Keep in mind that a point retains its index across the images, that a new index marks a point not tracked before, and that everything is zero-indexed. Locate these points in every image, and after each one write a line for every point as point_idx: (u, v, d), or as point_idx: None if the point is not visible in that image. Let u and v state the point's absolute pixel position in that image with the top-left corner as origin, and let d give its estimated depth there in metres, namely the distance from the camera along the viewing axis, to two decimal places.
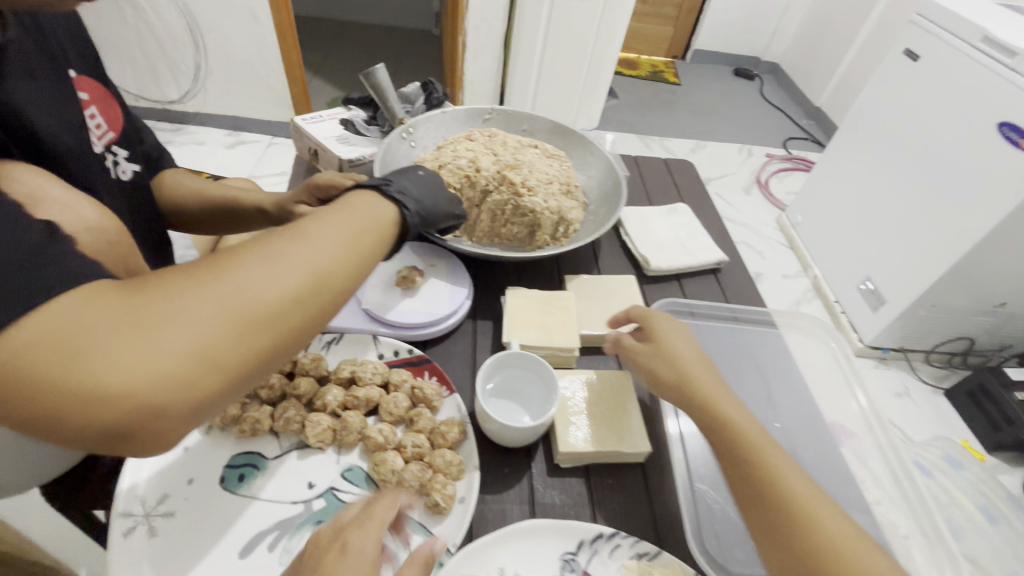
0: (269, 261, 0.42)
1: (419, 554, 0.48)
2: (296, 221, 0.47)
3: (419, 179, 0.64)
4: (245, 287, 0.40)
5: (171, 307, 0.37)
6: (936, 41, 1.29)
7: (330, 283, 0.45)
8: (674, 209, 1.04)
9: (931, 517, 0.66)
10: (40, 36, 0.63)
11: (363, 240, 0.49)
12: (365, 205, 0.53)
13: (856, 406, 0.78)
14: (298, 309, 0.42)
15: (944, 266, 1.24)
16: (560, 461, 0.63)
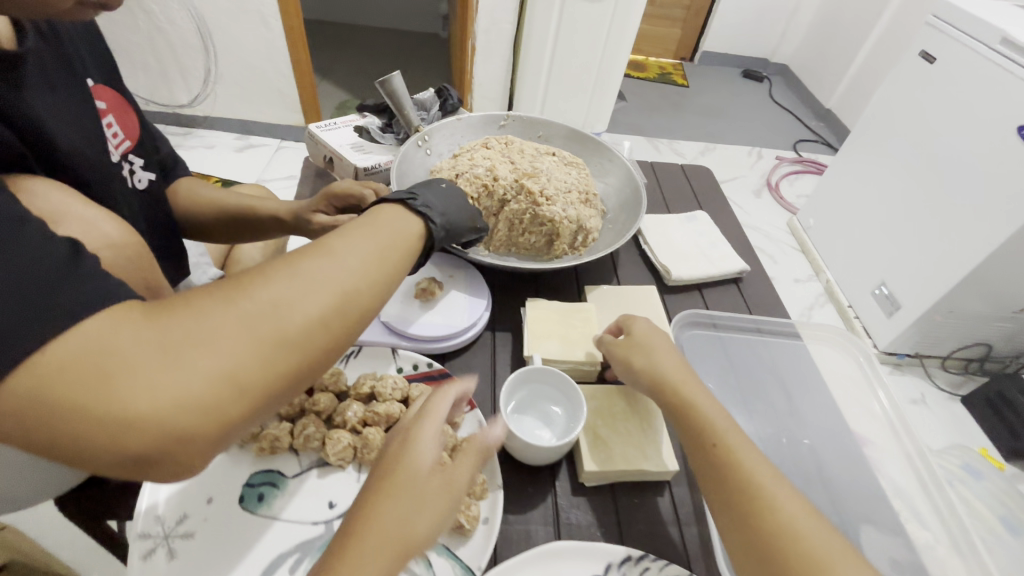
0: (297, 279, 0.41)
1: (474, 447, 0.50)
2: (323, 239, 0.46)
3: (445, 191, 0.64)
4: (274, 306, 0.39)
5: (198, 330, 0.36)
6: (953, 43, 1.26)
7: (358, 302, 0.43)
8: (693, 217, 1.03)
9: (962, 526, 0.65)
10: (58, 45, 0.63)
11: (390, 256, 0.48)
12: (392, 218, 0.52)
13: (878, 406, 0.78)
14: (325, 330, 0.41)
15: (961, 272, 1.21)
16: (584, 479, 0.62)
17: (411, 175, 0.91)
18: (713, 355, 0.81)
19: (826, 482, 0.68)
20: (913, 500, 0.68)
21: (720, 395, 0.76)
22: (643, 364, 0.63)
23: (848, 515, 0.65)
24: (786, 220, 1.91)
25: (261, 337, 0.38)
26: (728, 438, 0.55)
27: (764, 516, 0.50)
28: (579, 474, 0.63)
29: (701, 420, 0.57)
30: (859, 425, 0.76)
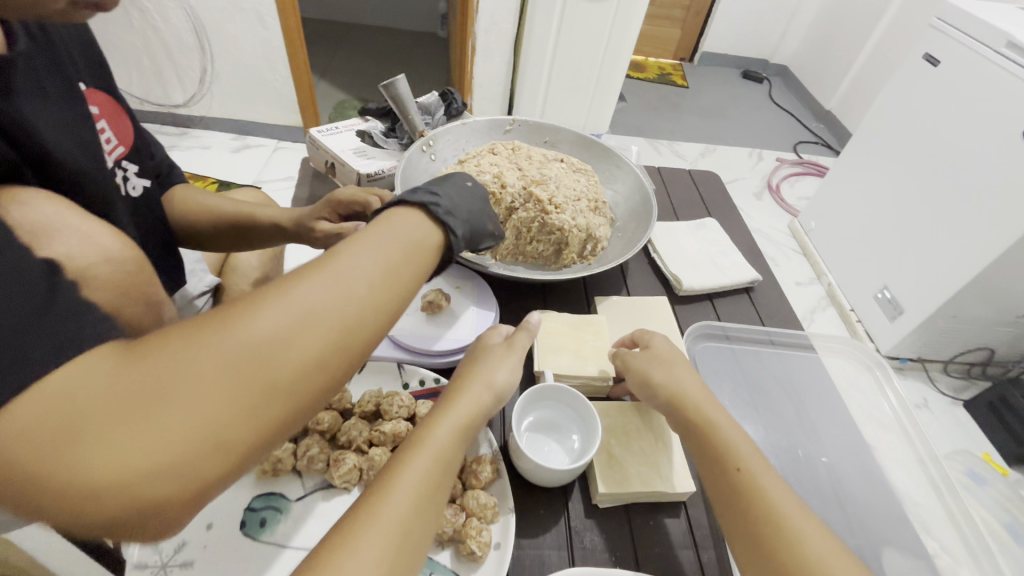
0: (290, 317, 0.37)
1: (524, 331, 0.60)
2: (326, 258, 0.41)
3: (470, 187, 0.56)
4: (263, 352, 0.35)
5: (169, 384, 0.32)
6: (958, 47, 1.25)
7: (353, 337, 0.39)
8: (702, 224, 1.01)
9: (977, 532, 0.67)
10: (49, 49, 0.60)
11: (400, 279, 0.43)
12: (405, 225, 0.46)
13: (888, 407, 0.81)
14: (320, 373, 0.37)
15: (966, 277, 1.19)
16: (599, 501, 0.60)
17: (414, 182, 0.89)
18: (726, 368, 0.80)
19: (845, 501, 0.68)
20: (926, 507, 0.70)
21: (733, 410, 0.75)
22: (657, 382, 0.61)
23: (870, 537, 0.64)
24: (788, 222, 1.89)
25: (243, 387, 0.34)
26: (748, 463, 0.53)
27: (786, 549, 0.48)
28: (592, 495, 0.61)
29: (720, 443, 0.55)
30: (880, 442, 0.76)
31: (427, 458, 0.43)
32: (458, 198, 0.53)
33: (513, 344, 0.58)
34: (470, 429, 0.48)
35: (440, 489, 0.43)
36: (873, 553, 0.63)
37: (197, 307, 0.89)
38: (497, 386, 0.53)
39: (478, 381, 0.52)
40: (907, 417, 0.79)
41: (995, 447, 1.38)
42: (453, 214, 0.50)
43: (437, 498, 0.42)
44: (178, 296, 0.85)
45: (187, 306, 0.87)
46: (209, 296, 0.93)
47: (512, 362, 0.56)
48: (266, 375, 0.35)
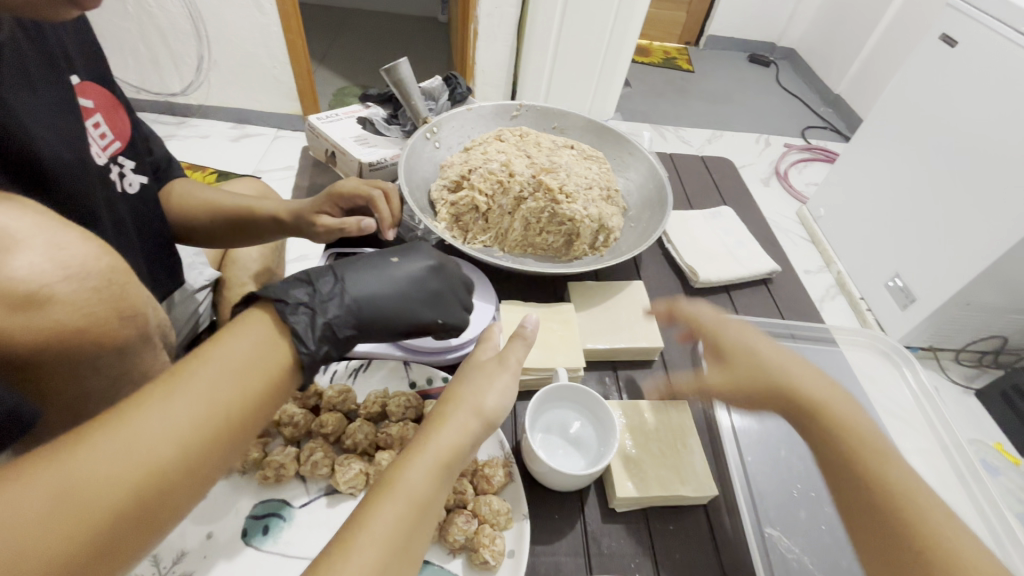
0: (112, 466, 0.32)
1: (512, 354, 0.52)
2: (171, 381, 0.36)
3: (368, 273, 0.52)
4: (69, 515, 0.30)
5: (43, 507, 0.29)
6: (978, 27, 1.19)
7: (249, 415, 0.39)
8: (717, 213, 0.97)
9: (1004, 520, 0.64)
10: (40, 39, 0.56)
11: (255, 407, 0.39)
12: (270, 322, 0.42)
13: (908, 391, 0.79)
14: (139, 527, 0.33)
15: (984, 267, 1.16)
16: (614, 505, 0.57)
17: (419, 171, 0.85)
18: None
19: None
20: (950, 499, 0.67)
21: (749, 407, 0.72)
22: (743, 365, 0.60)
23: None
24: (797, 210, 1.86)
25: (130, 490, 0.32)
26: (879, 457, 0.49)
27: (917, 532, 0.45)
28: (609, 499, 0.58)
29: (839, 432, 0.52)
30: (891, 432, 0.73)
31: (398, 505, 0.39)
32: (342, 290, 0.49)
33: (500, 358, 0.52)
34: (451, 466, 0.44)
35: (418, 525, 0.40)
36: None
37: (197, 301, 0.88)
38: (479, 407, 0.47)
39: (456, 409, 0.47)
40: (923, 409, 0.76)
41: (1008, 437, 1.35)
42: (314, 309, 0.45)
43: (417, 535, 0.40)
44: (179, 291, 0.83)
45: (188, 300, 0.86)
46: (209, 290, 0.92)
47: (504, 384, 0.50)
48: (146, 482, 0.33)
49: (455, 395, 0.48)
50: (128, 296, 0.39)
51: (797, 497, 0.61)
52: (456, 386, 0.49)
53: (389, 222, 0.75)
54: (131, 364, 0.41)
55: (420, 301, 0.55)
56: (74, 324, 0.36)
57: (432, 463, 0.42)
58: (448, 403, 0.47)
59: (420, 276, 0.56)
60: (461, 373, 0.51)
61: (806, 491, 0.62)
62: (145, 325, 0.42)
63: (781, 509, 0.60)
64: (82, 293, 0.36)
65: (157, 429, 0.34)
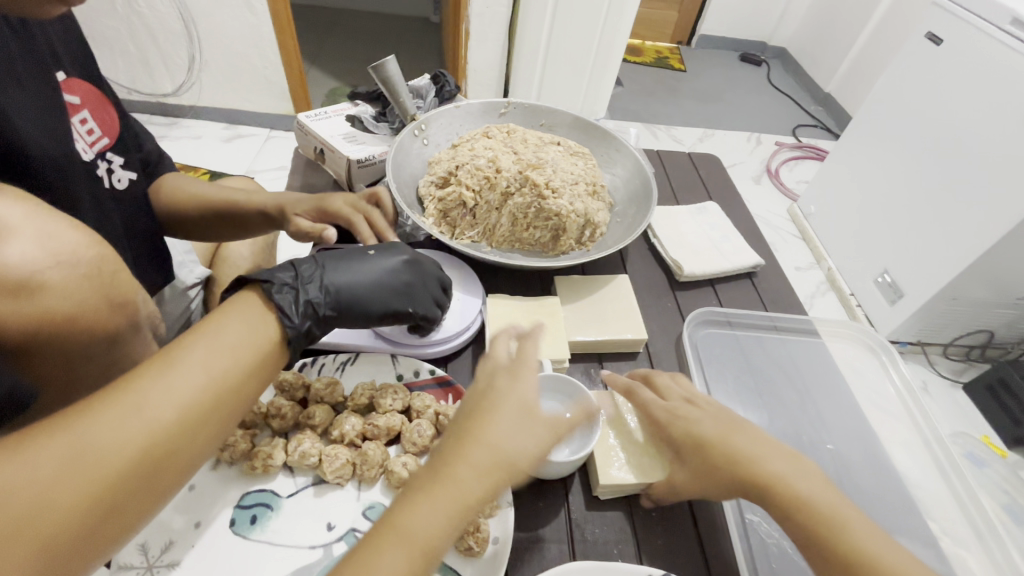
0: (124, 428, 0.35)
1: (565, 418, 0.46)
2: (173, 354, 0.39)
3: (348, 261, 0.55)
4: (88, 471, 0.33)
5: (65, 464, 0.32)
6: (962, 25, 1.21)
7: (246, 384, 0.42)
8: (703, 208, 0.99)
9: (982, 515, 0.66)
10: (26, 37, 0.57)
11: (251, 377, 0.42)
12: (258, 303, 0.45)
13: (892, 387, 0.80)
14: (151, 484, 0.36)
15: (969, 262, 1.17)
16: (599, 493, 0.58)
17: (407, 167, 0.86)
18: (729, 353, 0.78)
19: (856, 488, 0.66)
20: (932, 489, 0.69)
21: (734, 398, 0.73)
22: (701, 463, 0.54)
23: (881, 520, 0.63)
24: (787, 207, 1.88)
25: (143, 449, 0.35)
26: (844, 538, 0.47)
27: None
28: (593, 487, 0.59)
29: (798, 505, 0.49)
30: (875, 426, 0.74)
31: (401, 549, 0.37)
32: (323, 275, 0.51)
33: (521, 374, 0.45)
34: (477, 497, 0.39)
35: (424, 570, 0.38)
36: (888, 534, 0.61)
37: (189, 299, 0.88)
38: (499, 450, 0.41)
39: (475, 450, 0.40)
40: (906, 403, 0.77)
41: (995, 430, 1.37)
42: (297, 289, 0.48)
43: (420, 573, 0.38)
44: (170, 287, 0.83)
45: (179, 298, 0.86)
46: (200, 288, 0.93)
47: (532, 406, 0.44)
48: (156, 442, 0.36)
49: (483, 423, 0.42)
50: (117, 285, 0.40)
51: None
52: (475, 411, 0.43)
53: (372, 239, 0.74)
54: (120, 353, 0.42)
55: (394, 291, 0.57)
56: (65, 312, 0.37)
57: (445, 512, 0.38)
58: (468, 422, 0.42)
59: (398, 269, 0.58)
60: (483, 387, 0.45)
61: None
62: (135, 314, 0.42)
63: None
64: (74, 280, 0.37)
65: (153, 403, 0.36)
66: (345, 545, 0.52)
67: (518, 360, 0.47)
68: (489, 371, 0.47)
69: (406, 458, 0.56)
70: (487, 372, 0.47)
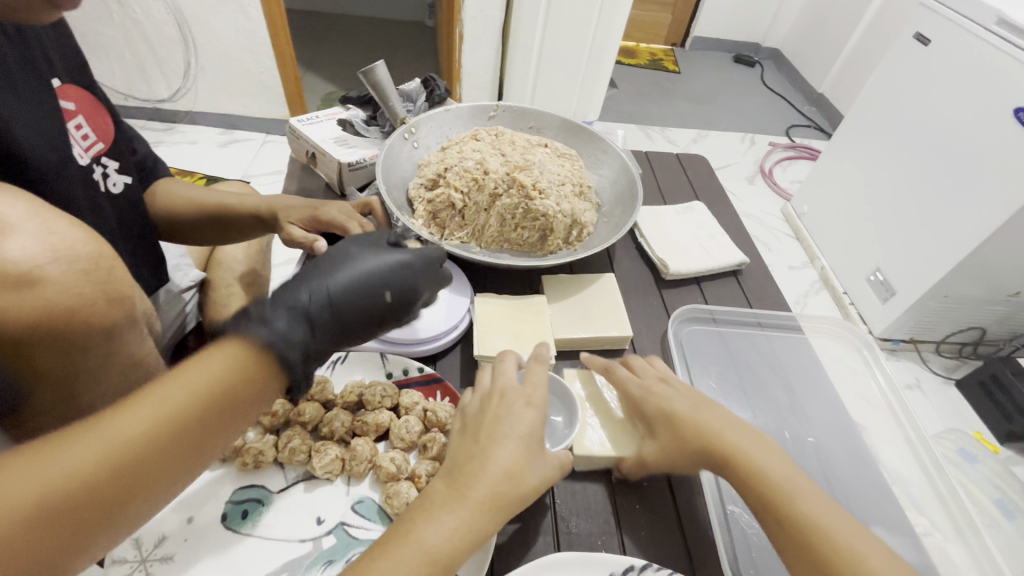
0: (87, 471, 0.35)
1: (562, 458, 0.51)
2: (157, 392, 0.39)
3: (343, 289, 0.51)
4: (45, 511, 0.33)
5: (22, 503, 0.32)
6: (947, 25, 1.23)
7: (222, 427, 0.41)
8: (690, 208, 1.00)
9: (965, 513, 0.65)
10: (23, 46, 0.58)
11: (228, 421, 0.41)
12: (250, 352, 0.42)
13: (877, 386, 0.80)
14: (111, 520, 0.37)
15: (957, 258, 1.19)
16: (575, 463, 0.61)
17: (397, 170, 0.88)
18: (712, 348, 0.80)
19: (833, 480, 0.67)
20: (913, 484, 0.69)
21: (718, 393, 0.74)
22: (670, 434, 0.57)
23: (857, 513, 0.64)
24: (781, 206, 1.90)
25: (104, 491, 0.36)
26: (798, 505, 0.50)
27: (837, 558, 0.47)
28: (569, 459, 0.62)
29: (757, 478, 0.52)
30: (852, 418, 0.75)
31: (414, 558, 0.39)
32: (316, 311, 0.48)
33: (535, 403, 0.49)
34: (489, 517, 0.42)
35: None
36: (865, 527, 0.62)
37: (184, 301, 0.90)
38: (512, 473, 0.44)
39: (489, 471, 0.43)
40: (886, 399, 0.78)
41: (987, 426, 1.38)
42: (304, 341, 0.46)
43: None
44: (165, 291, 0.86)
45: (173, 301, 0.88)
46: (194, 291, 0.95)
47: (538, 433, 0.48)
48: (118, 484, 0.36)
49: (496, 446, 0.45)
50: (111, 280, 0.41)
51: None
52: (490, 433, 0.46)
53: None
54: (116, 347, 0.43)
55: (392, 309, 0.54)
56: (64, 304, 0.38)
57: (456, 524, 0.41)
58: (484, 441, 0.45)
59: (392, 281, 0.54)
60: (494, 408, 0.48)
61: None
62: (131, 309, 0.44)
63: None
64: (71, 275, 0.38)
65: (119, 461, 0.36)
66: (334, 538, 0.53)
67: (528, 386, 0.51)
68: (502, 394, 0.50)
69: (394, 453, 0.57)
70: (500, 395, 0.50)
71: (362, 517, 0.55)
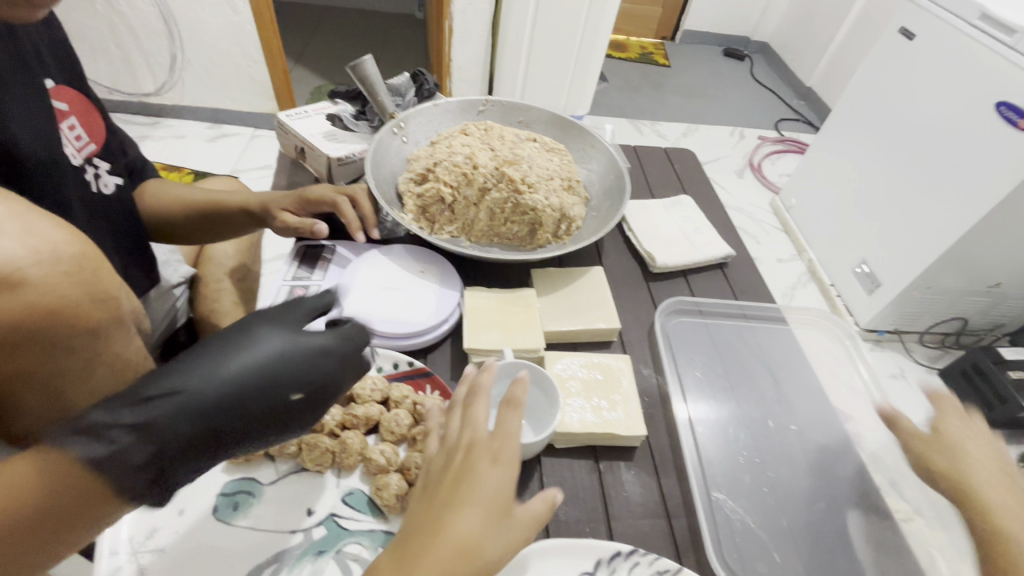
0: None
1: (543, 500, 0.46)
2: None
3: (232, 382, 0.36)
4: None
5: None
6: (933, 20, 1.24)
7: (52, 532, 0.32)
8: (677, 202, 1.02)
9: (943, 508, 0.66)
10: (12, 42, 0.58)
11: (59, 528, 0.32)
12: (64, 467, 0.30)
13: (860, 379, 0.81)
14: None
15: (940, 250, 1.21)
16: (554, 441, 0.63)
17: (386, 164, 0.88)
18: (698, 337, 0.82)
19: (815, 466, 0.68)
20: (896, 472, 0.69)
21: (703, 382, 0.76)
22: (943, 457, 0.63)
23: (835, 500, 0.64)
24: (770, 200, 1.92)
25: None
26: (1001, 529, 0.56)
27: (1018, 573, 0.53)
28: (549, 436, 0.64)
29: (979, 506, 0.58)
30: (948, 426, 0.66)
31: None
32: (192, 421, 0.34)
33: (501, 461, 0.44)
34: None
35: None
36: (839, 510, 0.64)
37: (175, 297, 0.91)
38: (468, 545, 0.40)
39: (442, 547, 0.39)
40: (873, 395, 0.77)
41: None
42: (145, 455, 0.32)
43: None
44: (156, 288, 0.86)
45: (164, 297, 0.88)
46: (185, 286, 0.95)
47: (505, 498, 0.43)
48: None
49: (454, 516, 0.41)
50: (93, 279, 0.38)
51: (744, 465, 0.67)
52: (449, 499, 0.42)
53: (356, 224, 0.78)
54: (106, 350, 0.39)
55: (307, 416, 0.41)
56: (45, 306, 0.35)
57: None
58: (444, 508, 0.41)
59: (321, 374, 0.41)
60: (460, 468, 0.44)
61: (751, 458, 0.68)
62: (120, 309, 0.40)
63: (727, 477, 0.65)
64: (55, 277, 0.35)
65: None
66: (324, 529, 0.54)
67: (498, 437, 0.46)
68: (468, 449, 0.45)
69: (384, 446, 0.58)
70: (466, 450, 0.45)
71: (352, 508, 0.56)
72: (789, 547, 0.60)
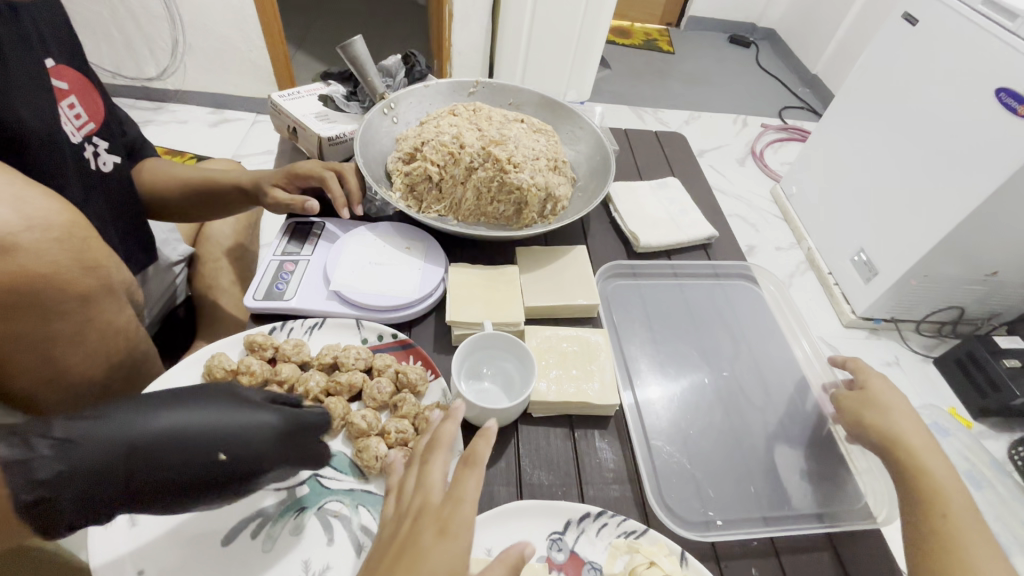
0: None
1: (508, 558, 0.42)
2: None
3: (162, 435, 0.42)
4: None
5: None
6: (936, 5, 1.24)
7: None
8: (665, 184, 1.03)
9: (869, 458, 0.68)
10: (13, 21, 0.60)
11: None
12: None
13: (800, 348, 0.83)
14: None
15: (938, 237, 1.21)
16: (532, 410, 0.66)
17: (376, 144, 0.89)
18: (667, 297, 0.87)
19: (745, 407, 0.73)
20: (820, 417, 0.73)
21: (659, 340, 0.80)
22: (885, 424, 0.62)
23: (765, 435, 0.70)
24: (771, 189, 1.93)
25: None
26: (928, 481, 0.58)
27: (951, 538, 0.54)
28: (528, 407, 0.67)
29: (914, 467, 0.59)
30: (873, 384, 0.67)
31: None
32: (98, 457, 0.40)
33: (448, 534, 0.42)
34: None
35: None
36: (767, 454, 0.68)
37: (173, 274, 0.93)
38: None
39: None
40: (817, 351, 0.80)
41: (962, 403, 1.42)
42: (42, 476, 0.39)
43: None
44: (154, 266, 0.88)
45: (162, 274, 0.91)
46: (184, 264, 0.97)
47: (460, 565, 0.41)
48: None
49: None
50: (83, 250, 0.48)
51: (683, 411, 0.72)
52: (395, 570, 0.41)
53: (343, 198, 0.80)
54: (93, 312, 0.50)
55: (217, 488, 0.44)
56: (41, 269, 0.44)
57: None
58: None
59: (249, 455, 0.44)
60: (405, 539, 0.43)
61: (690, 403, 0.73)
62: (106, 278, 0.51)
63: (669, 427, 0.70)
64: (46, 242, 0.45)
65: None
66: (307, 488, 0.57)
67: (451, 498, 0.44)
68: (417, 519, 0.45)
69: (366, 412, 0.61)
70: (416, 516, 0.45)
71: (334, 469, 0.59)
72: (718, 484, 0.65)
